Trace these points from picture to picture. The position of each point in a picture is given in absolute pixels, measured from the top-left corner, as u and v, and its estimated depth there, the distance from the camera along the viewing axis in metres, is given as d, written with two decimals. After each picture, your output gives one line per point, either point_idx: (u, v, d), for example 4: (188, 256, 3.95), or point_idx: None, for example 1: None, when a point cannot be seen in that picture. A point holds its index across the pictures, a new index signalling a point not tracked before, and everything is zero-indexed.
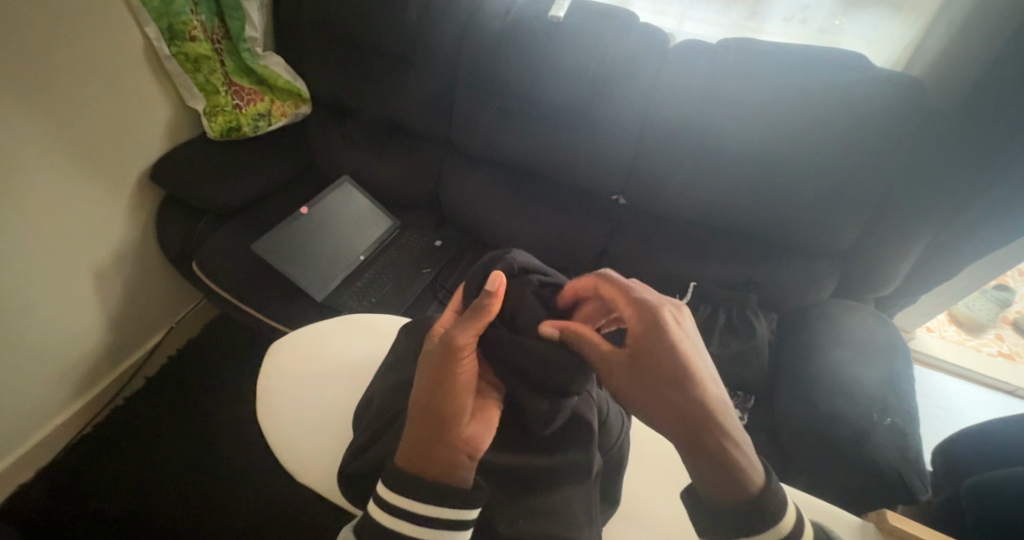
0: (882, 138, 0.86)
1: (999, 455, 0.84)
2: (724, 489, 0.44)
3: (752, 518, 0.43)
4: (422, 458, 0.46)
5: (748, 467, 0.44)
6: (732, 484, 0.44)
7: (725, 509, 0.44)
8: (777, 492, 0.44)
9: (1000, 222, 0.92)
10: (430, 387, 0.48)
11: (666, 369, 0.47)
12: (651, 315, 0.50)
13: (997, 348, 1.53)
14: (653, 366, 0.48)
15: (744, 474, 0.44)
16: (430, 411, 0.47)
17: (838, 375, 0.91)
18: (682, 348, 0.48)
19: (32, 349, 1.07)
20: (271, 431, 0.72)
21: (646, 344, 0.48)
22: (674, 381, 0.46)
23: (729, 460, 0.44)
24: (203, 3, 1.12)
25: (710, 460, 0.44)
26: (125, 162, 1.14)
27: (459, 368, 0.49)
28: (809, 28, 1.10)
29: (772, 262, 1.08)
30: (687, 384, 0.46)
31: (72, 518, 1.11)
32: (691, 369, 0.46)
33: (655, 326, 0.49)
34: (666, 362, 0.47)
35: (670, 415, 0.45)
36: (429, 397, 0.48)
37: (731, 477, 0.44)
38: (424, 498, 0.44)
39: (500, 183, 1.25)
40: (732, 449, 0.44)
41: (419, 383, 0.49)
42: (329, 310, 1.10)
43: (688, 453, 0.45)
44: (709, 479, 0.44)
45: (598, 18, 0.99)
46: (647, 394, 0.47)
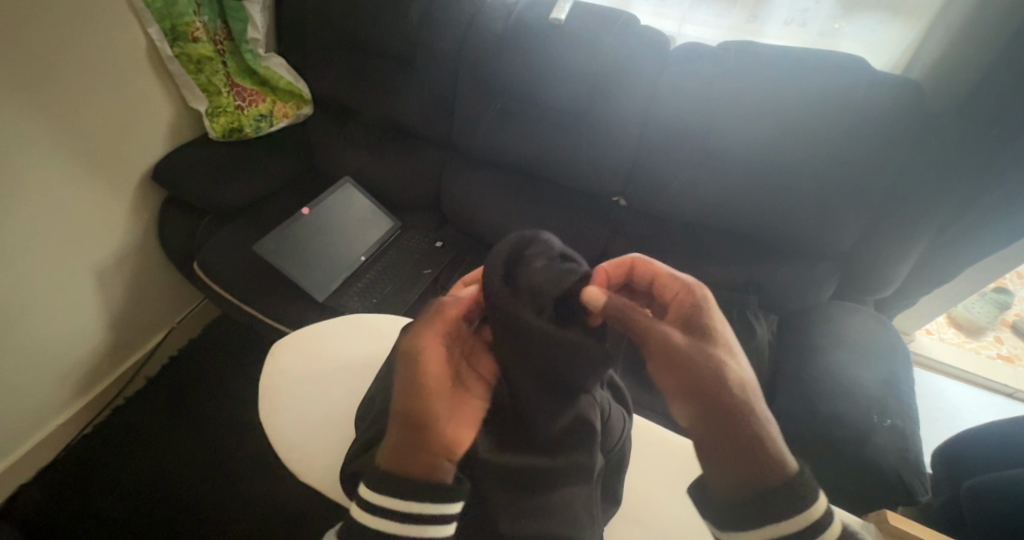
0: (882, 140, 0.87)
1: (999, 456, 0.84)
2: (756, 469, 0.42)
3: (787, 502, 0.41)
4: (402, 456, 0.45)
5: (779, 446, 0.44)
6: (767, 462, 0.42)
7: (755, 492, 0.42)
8: (810, 481, 0.42)
9: (999, 223, 0.92)
10: (406, 387, 0.48)
11: (715, 336, 0.47)
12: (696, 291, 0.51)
13: (996, 351, 1.53)
14: (705, 332, 0.47)
15: (784, 453, 0.44)
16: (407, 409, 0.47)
17: (838, 376, 0.92)
18: (723, 324, 0.49)
19: (32, 349, 1.07)
20: (272, 430, 0.72)
21: (697, 311, 0.48)
22: (720, 347, 0.46)
23: (773, 436, 0.44)
24: (205, 5, 1.13)
25: (759, 427, 0.43)
26: (129, 162, 1.15)
27: (433, 363, 0.49)
28: (809, 31, 1.11)
29: (772, 264, 1.08)
30: (730, 353, 0.46)
31: (72, 518, 1.11)
32: (732, 343, 0.48)
33: (701, 300, 0.50)
34: (714, 330, 0.47)
35: (718, 382, 0.43)
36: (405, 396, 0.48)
37: (765, 454, 0.42)
38: (405, 496, 0.43)
39: (501, 184, 1.25)
40: (764, 425, 0.44)
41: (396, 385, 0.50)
42: (331, 310, 1.10)
43: (744, 423, 0.43)
44: (741, 456, 0.42)
45: (599, 20, 0.99)
46: (698, 358, 0.45)
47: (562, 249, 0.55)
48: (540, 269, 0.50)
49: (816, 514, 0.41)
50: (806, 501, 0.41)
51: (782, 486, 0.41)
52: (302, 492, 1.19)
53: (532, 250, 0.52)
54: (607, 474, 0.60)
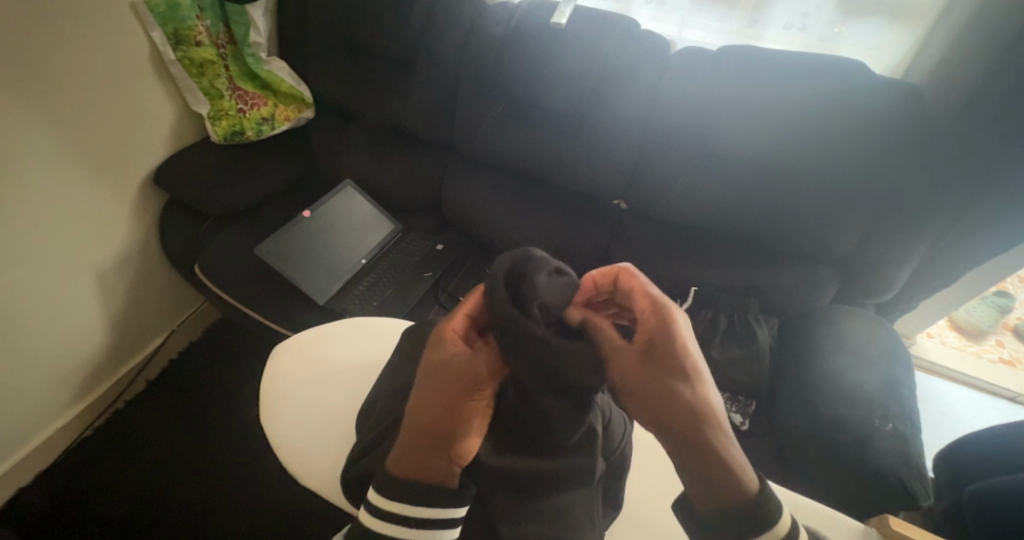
0: (882, 144, 0.87)
1: (999, 461, 0.84)
2: (714, 491, 0.44)
3: (749, 521, 0.43)
4: (412, 465, 0.46)
5: (741, 467, 0.45)
6: (724, 486, 0.44)
7: (714, 509, 0.45)
8: (770, 495, 0.45)
9: (1000, 226, 0.93)
10: (424, 398, 0.46)
11: (677, 363, 0.44)
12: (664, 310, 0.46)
13: (998, 355, 1.53)
14: (667, 360, 0.44)
15: (738, 475, 0.44)
16: (423, 420, 0.45)
17: (839, 380, 0.92)
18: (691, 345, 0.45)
19: (32, 351, 1.07)
20: (273, 433, 0.72)
21: (661, 335, 0.44)
22: (679, 373, 0.44)
23: (726, 460, 0.44)
24: (208, 9, 1.15)
25: (705, 456, 0.43)
26: (131, 165, 1.15)
27: (449, 375, 0.45)
28: (809, 35, 1.11)
29: (773, 268, 1.08)
30: (690, 380, 0.44)
31: (72, 520, 1.11)
32: (696, 367, 0.45)
33: (666, 321, 0.45)
34: (676, 356, 0.44)
35: (676, 412, 0.43)
36: (421, 407, 0.46)
37: (723, 479, 0.44)
38: (412, 503, 0.45)
39: (502, 187, 1.25)
40: (724, 451, 0.44)
41: (428, 400, 0.45)
42: (332, 313, 1.10)
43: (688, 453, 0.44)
44: (700, 481, 0.44)
45: (600, 25, 0.99)
46: (654, 392, 0.44)
47: (557, 264, 0.52)
48: (545, 284, 0.47)
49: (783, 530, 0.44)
50: (768, 521, 0.43)
51: (740, 504, 0.44)
52: (302, 495, 1.19)
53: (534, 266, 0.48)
54: (608, 478, 0.60)
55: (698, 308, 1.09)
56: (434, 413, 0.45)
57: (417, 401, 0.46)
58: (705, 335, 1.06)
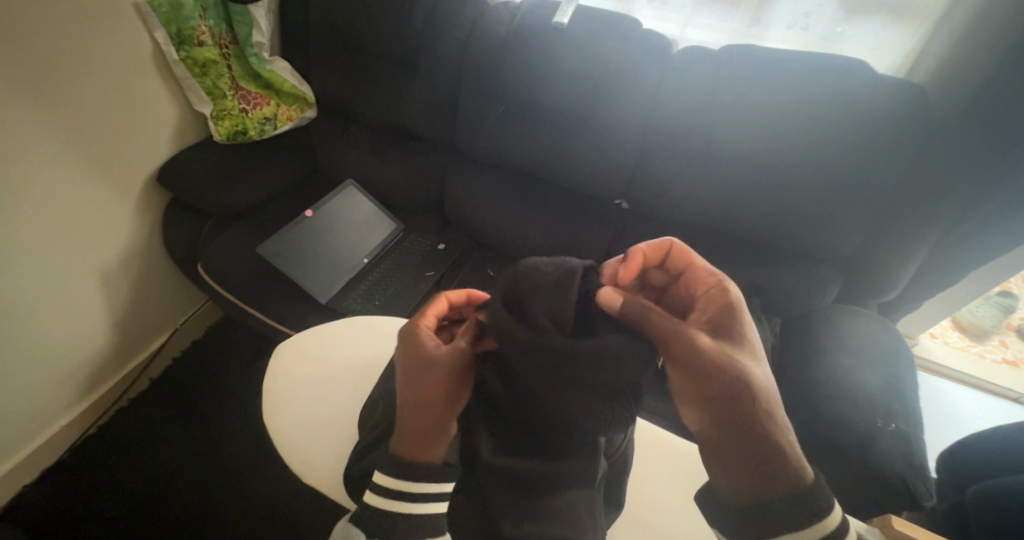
0: (885, 143, 0.87)
1: (1002, 461, 0.84)
2: (770, 479, 0.42)
3: (806, 512, 0.41)
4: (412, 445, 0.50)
5: (796, 455, 0.43)
6: (781, 472, 0.42)
7: (766, 500, 0.42)
8: (825, 489, 0.43)
9: (1003, 226, 0.92)
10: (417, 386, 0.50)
11: (741, 339, 0.45)
12: (723, 291, 0.48)
13: (1001, 355, 1.52)
14: (732, 334, 0.45)
15: (798, 462, 0.43)
16: (418, 405, 0.50)
17: (842, 380, 0.91)
18: (752, 328, 0.47)
19: (35, 351, 1.07)
20: (276, 432, 0.72)
21: (729, 313, 0.47)
22: (746, 353, 0.45)
23: (789, 445, 0.43)
24: (211, 9, 1.15)
25: (775, 438, 0.42)
26: (134, 165, 1.16)
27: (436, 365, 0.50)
28: (811, 35, 1.11)
29: (775, 267, 1.08)
30: (754, 358, 0.45)
31: (75, 519, 1.11)
32: (757, 349, 0.46)
33: (729, 302, 0.47)
34: (741, 335, 0.45)
35: (739, 387, 0.43)
36: (415, 394, 0.50)
37: (781, 464, 0.42)
38: (414, 479, 0.49)
39: (503, 187, 1.26)
40: (782, 435, 0.43)
41: (424, 385, 0.50)
42: (333, 313, 1.11)
43: (761, 436, 0.42)
44: (758, 466, 0.42)
45: (602, 24, 0.99)
46: (721, 363, 0.43)
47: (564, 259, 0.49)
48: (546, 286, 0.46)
49: (830, 526, 0.41)
50: (824, 511, 0.42)
51: (796, 494, 0.42)
52: (304, 493, 1.19)
53: (537, 273, 0.47)
54: (610, 476, 0.60)
55: None
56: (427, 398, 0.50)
57: (412, 388, 0.50)
58: None
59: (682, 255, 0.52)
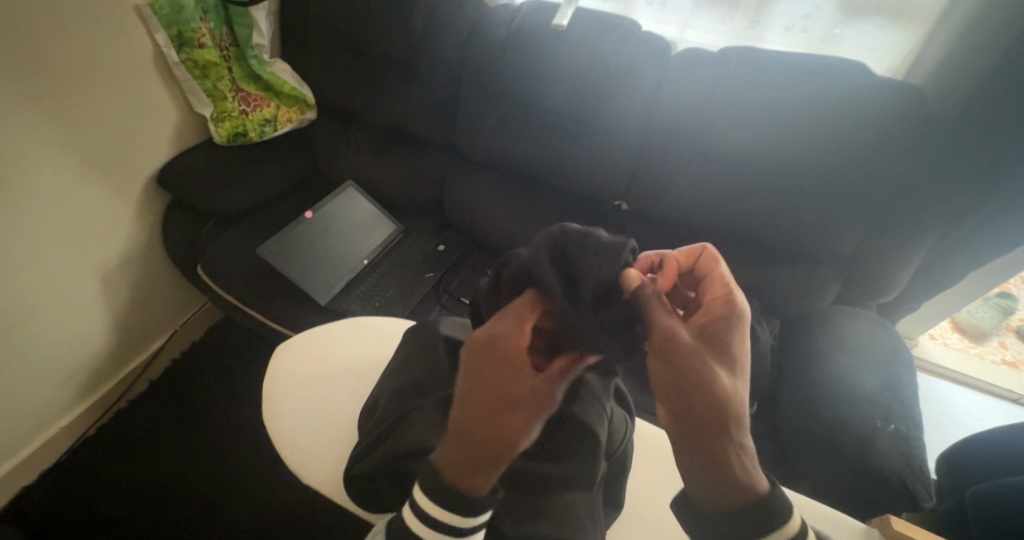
0: (884, 144, 0.87)
1: (1001, 462, 0.84)
2: (716, 485, 0.40)
3: (752, 521, 0.40)
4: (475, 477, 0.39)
5: (751, 468, 0.41)
6: (731, 480, 0.40)
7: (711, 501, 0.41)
8: (781, 500, 0.41)
9: (1001, 228, 0.93)
10: (516, 413, 0.38)
11: (724, 349, 0.42)
12: (729, 306, 0.45)
13: (1001, 357, 1.52)
14: (718, 343, 0.43)
15: (751, 477, 0.41)
16: (489, 439, 0.38)
17: (840, 381, 0.92)
18: (744, 343, 0.44)
19: (34, 353, 1.07)
20: (276, 432, 0.72)
21: (722, 323, 0.44)
22: (724, 361, 0.42)
23: (744, 459, 0.41)
24: (212, 11, 1.15)
25: (730, 447, 0.40)
26: (135, 167, 1.16)
27: (535, 384, 0.39)
28: (810, 36, 1.11)
29: (774, 269, 1.08)
30: (732, 369, 0.42)
31: (74, 521, 1.11)
32: (742, 361, 0.43)
33: (729, 318, 0.44)
34: (725, 343, 0.43)
35: (703, 391, 0.40)
36: (491, 425, 0.38)
37: (733, 475, 0.40)
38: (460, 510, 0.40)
39: (502, 189, 1.26)
40: (740, 449, 0.41)
41: (509, 413, 0.38)
42: (333, 314, 1.11)
43: (715, 440, 0.40)
44: (706, 470, 0.40)
45: (600, 26, 1.00)
46: (691, 362, 0.41)
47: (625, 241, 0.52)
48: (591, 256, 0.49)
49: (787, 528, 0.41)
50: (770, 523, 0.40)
51: (743, 502, 0.40)
52: (304, 494, 1.19)
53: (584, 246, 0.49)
54: (609, 477, 0.60)
55: None
56: (524, 425, 0.38)
57: (487, 413, 0.38)
58: None
59: (708, 262, 0.50)
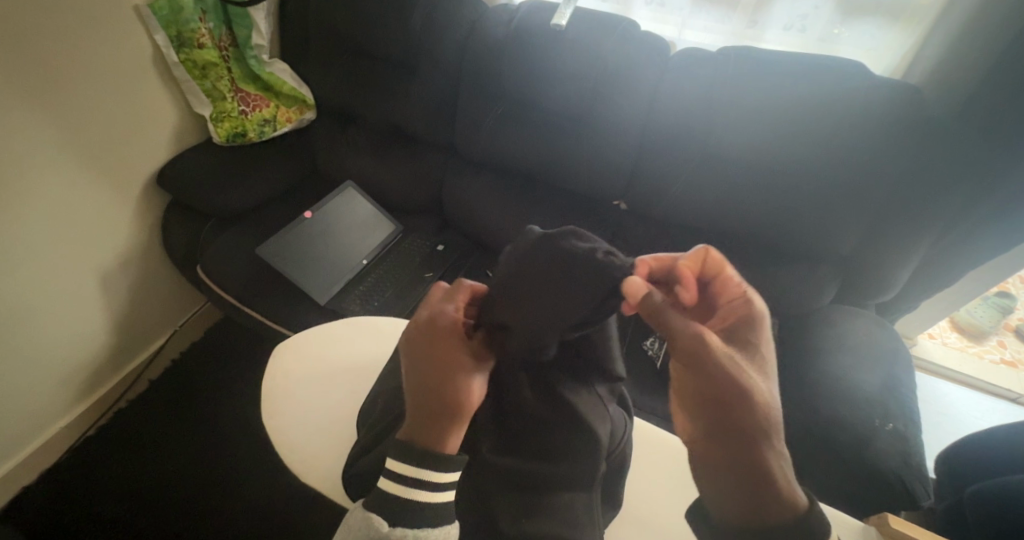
0: (881, 144, 0.87)
1: (999, 460, 0.84)
2: (761, 494, 0.40)
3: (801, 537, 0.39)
4: (441, 434, 0.46)
5: (790, 477, 0.42)
6: (774, 489, 0.40)
7: (753, 517, 0.40)
8: (820, 514, 0.40)
9: (998, 226, 0.93)
10: (456, 371, 0.47)
11: (751, 351, 0.46)
12: (746, 310, 0.49)
13: (1000, 356, 1.52)
14: (742, 345, 0.46)
15: (787, 487, 0.41)
16: (439, 395, 0.46)
17: (839, 381, 0.92)
18: (767, 347, 0.47)
19: (34, 354, 1.07)
20: (275, 431, 0.72)
21: (746, 327, 0.47)
22: (754, 366, 0.45)
23: (781, 467, 0.41)
24: (211, 12, 1.16)
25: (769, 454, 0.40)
26: (134, 167, 1.16)
27: (470, 349, 0.49)
28: (808, 36, 1.11)
29: (773, 269, 1.08)
30: (763, 374, 0.44)
31: (73, 521, 1.11)
32: (768, 365, 0.46)
33: (750, 321, 0.48)
34: (752, 347, 0.46)
35: (743, 397, 0.41)
36: (439, 383, 0.46)
37: (776, 483, 0.40)
38: (424, 466, 0.44)
39: (501, 188, 1.26)
40: (778, 456, 0.42)
41: (453, 374, 0.47)
42: (332, 314, 1.11)
43: (754, 447, 0.40)
44: (749, 479, 0.40)
45: (599, 26, 1.00)
46: (725, 366, 0.43)
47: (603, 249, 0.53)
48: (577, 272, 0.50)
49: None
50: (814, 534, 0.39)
51: (790, 516, 0.40)
52: (303, 493, 1.19)
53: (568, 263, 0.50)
54: (607, 476, 0.60)
55: None
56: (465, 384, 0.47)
57: (433, 374, 0.47)
58: None
59: (715, 265, 0.52)
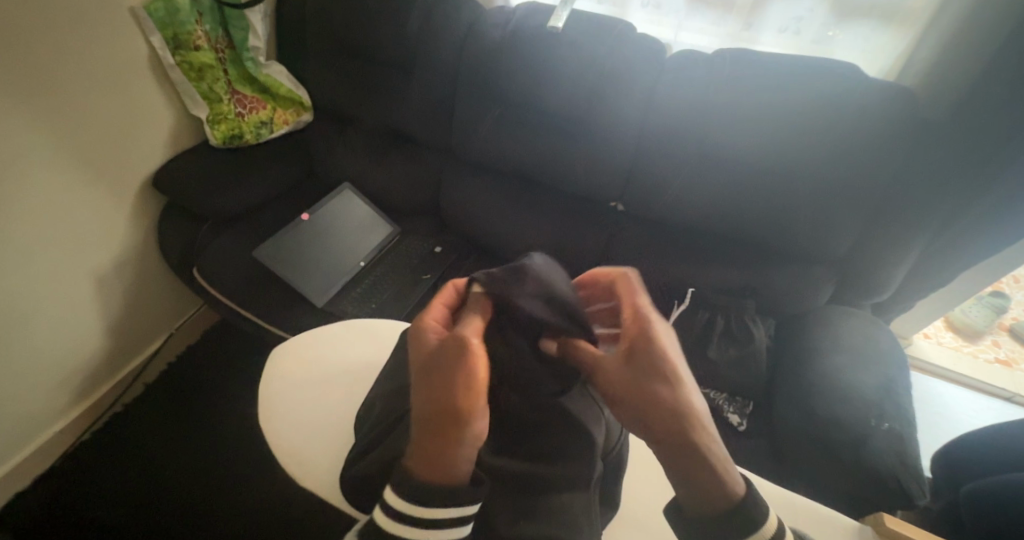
0: (877, 145, 0.88)
1: (993, 460, 0.85)
2: (701, 495, 0.41)
3: (737, 524, 0.41)
4: (426, 456, 0.42)
5: (730, 471, 0.42)
6: (712, 490, 0.41)
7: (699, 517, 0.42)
8: (756, 498, 0.42)
9: (992, 227, 0.94)
10: (424, 384, 0.43)
11: (655, 367, 0.43)
12: (645, 325, 0.45)
13: (994, 355, 1.53)
14: (646, 366, 0.43)
15: (722, 481, 0.41)
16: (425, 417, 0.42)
17: (835, 381, 0.92)
18: (676, 355, 0.44)
19: (30, 357, 1.07)
20: (270, 433, 0.72)
21: (648, 343, 0.44)
22: (659, 378, 0.42)
23: (712, 467, 0.40)
24: (207, 13, 1.15)
25: (695, 465, 0.40)
26: (130, 169, 1.16)
27: (441, 353, 0.43)
28: (803, 38, 1.12)
29: (769, 270, 1.09)
30: (669, 382, 0.42)
31: (68, 526, 1.11)
32: (676, 373, 0.42)
33: (650, 336, 0.44)
34: (658, 360, 0.43)
35: (659, 418, 0.41)
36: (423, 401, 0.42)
37: (713, 482, 0.41)
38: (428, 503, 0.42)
39: (499, 190, 1.26)
40: (710, 457, 0.40)
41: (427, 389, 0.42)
42: (329, 316, 1.11)
43: (677, 462, 0.40)
44: (684, 488, 0.41)
45: (596, 28, 1.00)
46: (635, 395, 0.42)
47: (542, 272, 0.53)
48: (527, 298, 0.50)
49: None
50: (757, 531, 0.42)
51: (724, 508, 0.41)
52: (301, 496, 1.19)
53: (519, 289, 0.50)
54: (604, 478, 0.60)
55: (694, 309, 1.09)
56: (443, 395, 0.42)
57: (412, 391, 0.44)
58: (701, 336, 1.05)
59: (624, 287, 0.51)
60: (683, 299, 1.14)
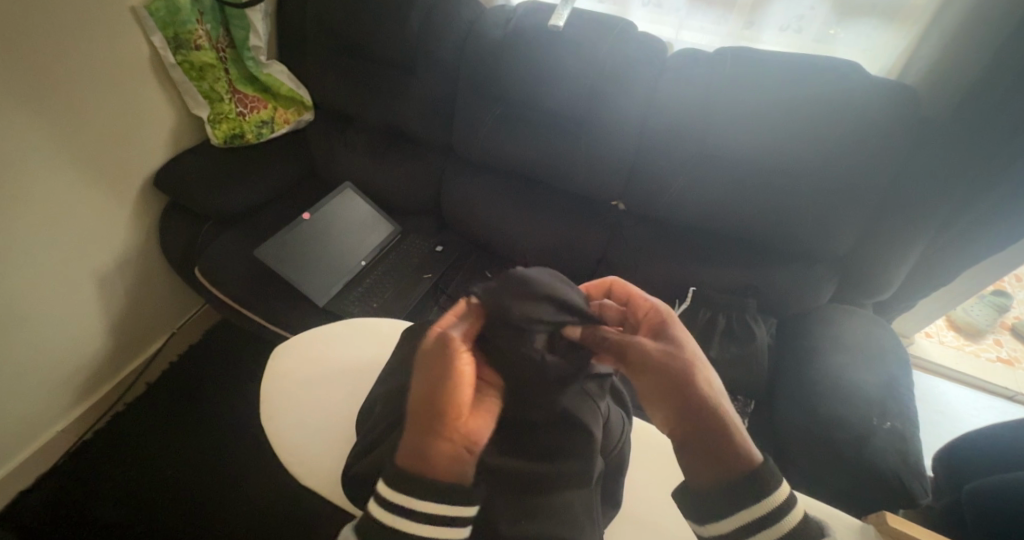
0: (879, 142, 0.87)
1: (995, 459, 0.85)
2: (721, 458, 0.43)
3: (752, 490, 0.42)
4: (415, 447, 0.43)
5: (743, 438, 0.44)
6: (727, 457, 0.43)
7: (712, 486, 0.43)
8: (771, 467, 0.43)
9: (994, 226, 0.94)
10: (416, 379, 0.47)
11: (675, 342, 0.49)
12: (658, 312, 0.53)
13: (996, 354, 1.53)
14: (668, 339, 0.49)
15: (739, 446, 0.43)
16: (421, 408, 0.44)
17: (837, 379, 0.92)
18: (688, 337, 0.50)
19: (32, 356, 1.07)
20: (272, 432, 0.72)
21: (665, 324, 0.51)
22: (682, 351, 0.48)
23: (729, 428, 0.44)
24: (208, 13, 1.15)
25: (716, 422, 0.44)
26: (131, 169, 1.16)
27: (434, 347, 0.48)
28: (804, 37, 1.12)
29: (770, 268, 1.09)
30: (689, 355, 0.48)
31: (70, 525, 1.11)
32: (692, 349, 0.49)
33: (666, 320, 0.52)
34: (678, 337, 0.49)
35: (691, 383, 0.45)
36: (422, 393, 0.45)
37: (732, 443, 0.43)
38: (424, 497, 0.42)
39: (500, 189, 1.26)
40: (726, 420, 0.44)
41: (423, 383, 0.46)
42: (331, 315, 1.11)
43: (703, 420, 0.44)
44: (707, 450, 0.43)
45: (597, 26, 1.00)
46: (671, 364, 0.46)
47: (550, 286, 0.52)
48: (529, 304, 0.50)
49: (790, 525, 0.42)
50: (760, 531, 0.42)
51: (742, 472, 0.43)
52: (302, 495, 1.19)
53: (531, 293, 0.51)
54: (606, 477, 0.60)
55: (696, 307, 1.09)
56: (437, 386, 0.45)
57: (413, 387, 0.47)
58: (703, 335, 1.05)
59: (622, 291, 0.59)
60: (685, 298, 1.14)
